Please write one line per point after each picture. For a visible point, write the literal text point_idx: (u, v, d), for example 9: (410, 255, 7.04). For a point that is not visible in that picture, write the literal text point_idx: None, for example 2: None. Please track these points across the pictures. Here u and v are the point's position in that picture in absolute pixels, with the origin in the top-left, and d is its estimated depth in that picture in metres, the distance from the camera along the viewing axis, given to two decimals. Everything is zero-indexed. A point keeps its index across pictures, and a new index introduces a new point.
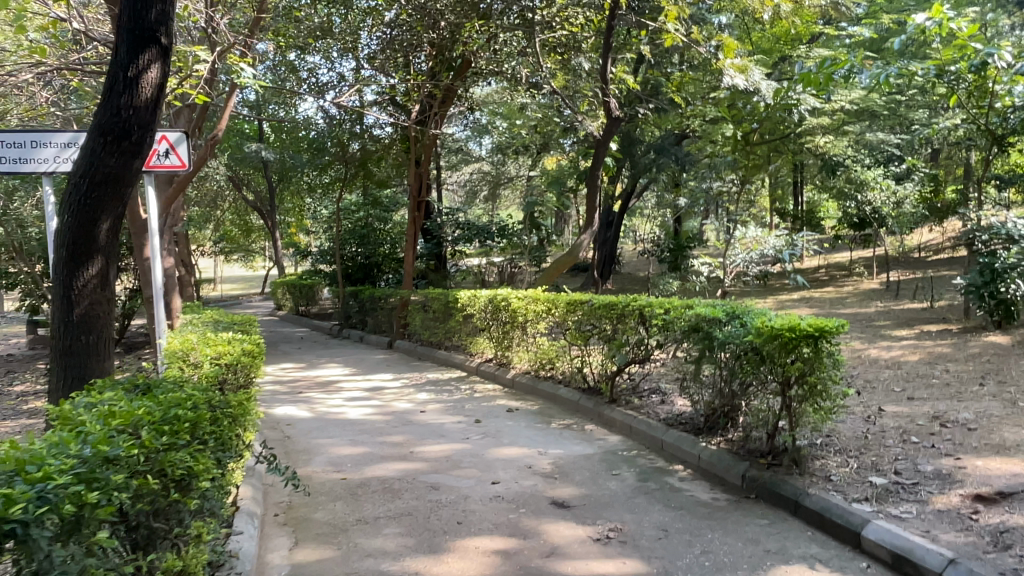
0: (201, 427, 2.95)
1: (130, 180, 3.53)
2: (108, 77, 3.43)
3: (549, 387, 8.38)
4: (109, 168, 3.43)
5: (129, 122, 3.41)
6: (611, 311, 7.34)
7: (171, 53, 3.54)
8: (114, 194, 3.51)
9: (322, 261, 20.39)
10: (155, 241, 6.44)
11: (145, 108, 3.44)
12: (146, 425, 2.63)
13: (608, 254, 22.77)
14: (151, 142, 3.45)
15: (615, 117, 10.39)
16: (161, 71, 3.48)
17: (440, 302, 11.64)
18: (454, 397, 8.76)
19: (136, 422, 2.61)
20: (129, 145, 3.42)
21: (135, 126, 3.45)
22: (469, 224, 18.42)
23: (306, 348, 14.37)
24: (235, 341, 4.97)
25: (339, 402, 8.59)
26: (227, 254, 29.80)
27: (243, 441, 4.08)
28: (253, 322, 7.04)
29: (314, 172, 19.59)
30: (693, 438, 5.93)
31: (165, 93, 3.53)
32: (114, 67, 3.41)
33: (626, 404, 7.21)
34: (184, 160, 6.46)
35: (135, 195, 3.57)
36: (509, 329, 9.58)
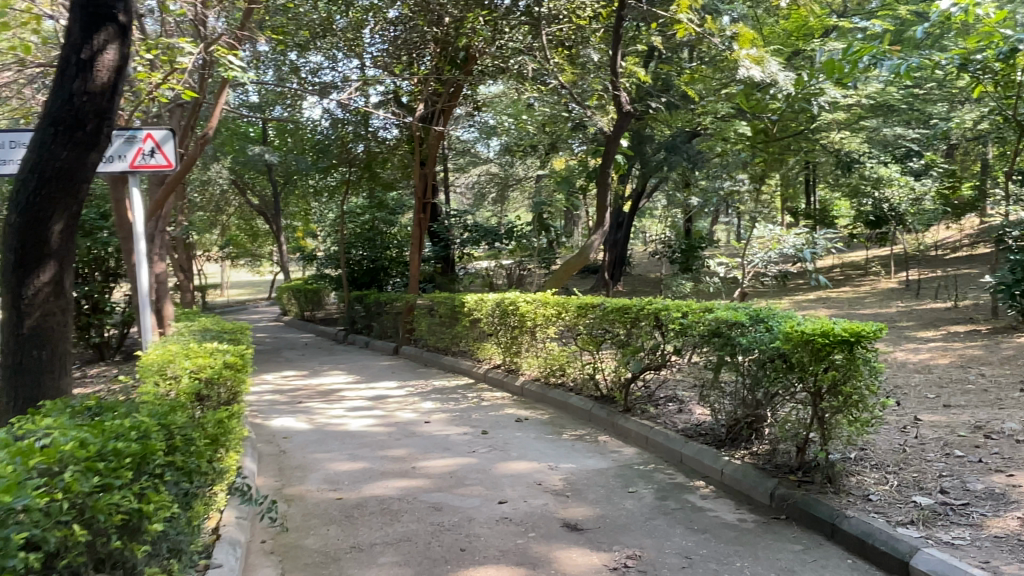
0: (152, 459, 2.52)
1: (84, 174, 3.43)
2: (61, 61, 3.36)
3: (560, 395, 7.98)
4: (60, 161, 3.32)
5: (82, 109, 3.33)
6: (625, 314, 6.93)
7: (129, 34, 3.47)
8: (67, 191, 3.39)
9: (327, 265, 20.09)
10: (142, 245, 6.09)
11: (100, 94, 3.36)
12: (76, 463, 2.22)
13: (619, 255, 22.37)
14: (105, 130, 3.37)
15: (628, 112, 9.96)
16: (118, 52, 3.41)
17: (446, 306, 11.26)
18: (460, 406, 8.36)
19: (64, 460, 2.21)
20: (83, 135, 3.34)
21: (89, 114, 3.36)
22: (477, 226, 18.06)
23: (309, 354, 14.05)
24: (218, 352, 4.59)
25: (340, 413, 8.21)
26: (234, 258, 29.61)
27: (219, 463, 3.68)
28: (244, 331, 6.71)
29: (319, 175, 19.27)
30: (715, 451, 5.51)
31: (123, 78, 3.46)
32: (68, 49, 3.35)
33: (641, 414, 6.79)
34: (171, 159, 6.12)
35: (89, 190, 3.46)
36: (518, 335, 9.18)
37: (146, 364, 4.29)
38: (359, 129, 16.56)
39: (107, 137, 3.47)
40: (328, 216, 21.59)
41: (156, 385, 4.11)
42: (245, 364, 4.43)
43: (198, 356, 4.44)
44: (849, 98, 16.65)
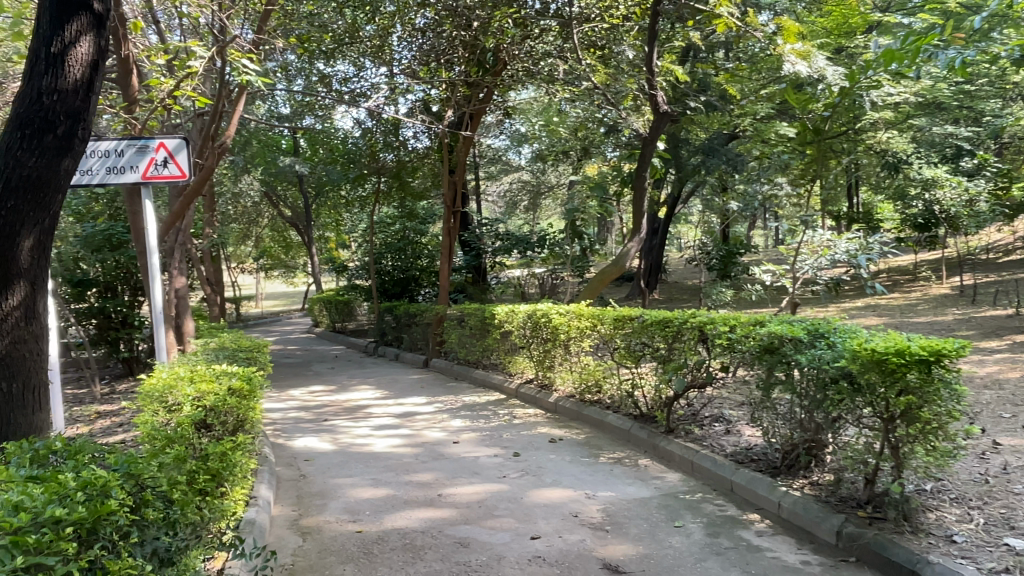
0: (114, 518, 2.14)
1: (56, 181, 3.17)
2: (30, 56, 3.14)
3: (596, 413, 7.52)
4: (29, 166, 3.07)
5: (52, 110, 3.11)
6: (667, 328, 6.45)
7: (105, 25, 3.28)
8: (37, 201, 3.12)
9: (358, 276, 19.90)
10: (154, 260, 5.82)
11: (73, 90, 3.15)
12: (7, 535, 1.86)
13: (654, 263, 21.80)
14: (79, 131, 3.14)
15: (664, 113, 9.47)
16: (91, 45, 3.22)
17: (476, 318, 10.86)
18: (491, 425, 7.94)
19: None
20: (53, 139, 3.12)
21: (61, 114, 3.14)
22: (509, 234, 17.68)
23: (339, 368, 13.78)
24: (223, 375, 4.22)
25: (365, 432, 7.85)
26: (267, 269, 29.71)
27: (215, 509, 3.29)
28: (261, 350, 6.40)
29: (349, 185, 19.07)
30: (770, 480, 5.02)
31: (98, 74, 3.26)
32: (37, 42, 3.14)
33: (685, 435, 6.30)
34: (184, 169, 5.93)
35: (63, 198, 3.20)
36: (550, 348, 8.73)
37: (146, 390, 3.93)
38: (389, 139, 16.34)
39: (79, 141, 3.25)
40: (358, 226, 21.42)
41: (156, 415, 3.76)
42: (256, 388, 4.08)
43: (203, 380, 4.08)
44: (897, 96, 15.91)
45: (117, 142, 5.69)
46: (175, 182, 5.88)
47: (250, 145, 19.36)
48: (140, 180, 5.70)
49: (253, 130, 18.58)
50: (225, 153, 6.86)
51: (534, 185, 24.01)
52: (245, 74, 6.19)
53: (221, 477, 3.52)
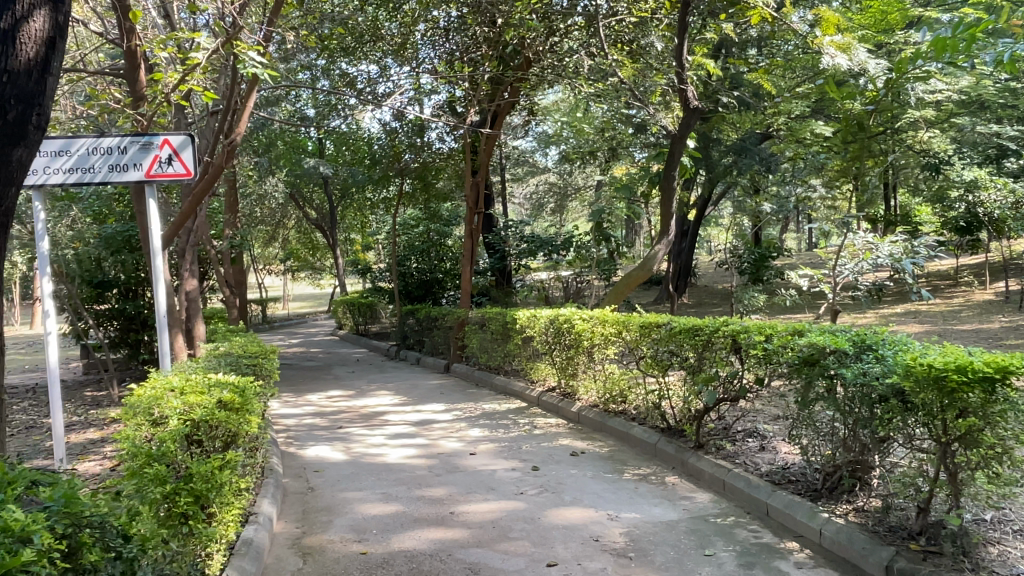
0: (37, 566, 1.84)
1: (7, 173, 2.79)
2: None
3: (621, 425, 7.14)
4: None
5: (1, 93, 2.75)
6: (696, 337, 6.05)
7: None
8: None
9: (381, 279, 19.72)
10: (158, 262, 5.59)
11: (23, 71, 2.79)
12: None
13: (683, 266, 21.28)
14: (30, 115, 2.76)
15: (695, 109, 9.00)
16: (48, 20, 2.86)
17: (497, 322, 10.52)
18: (510, 435, 7.59)
19: None
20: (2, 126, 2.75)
21: (11, 99, 2.77)
22: (534, 236, 17.34)
23: (359, 372, 13.56)
24: (215, 387, 3.93)
25: (380, 441, 7.55)
26: (294, 271, 29.75)
27: (187, 541, 3.00)
28: (269, 357, 6.15)
29: (373, 186, 18.87)
30: (810, 505, 4.62)
31: (56, 54, 2.90)
32: None
33: (716, 451, 5.91)
34: (190, 167, 5.69)
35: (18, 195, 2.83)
36: (573, 355, 8.37)
37: (131, 401, 3.66)
38: (413, 140, 16.13)
39: (35, 130, 2.87)
40: (383, 228, 21.27)
41: (140, 428, 3.49)
42: (249, 401, 3.79)
43: (193, 391, 3.79)
44: (940, 93, 15.23)
45: (120, 139, 5.48)
46: (180, 180, 5.65)
47: (275, 146, 19.31)
48: (144, 178, 5.53)
49: (277, 131, 18.51)
50: (235, 151, 6.61)
51: (561, 187, 23.67)
52: (252, 66, 5.88)
53: (206, 499, 3.23)
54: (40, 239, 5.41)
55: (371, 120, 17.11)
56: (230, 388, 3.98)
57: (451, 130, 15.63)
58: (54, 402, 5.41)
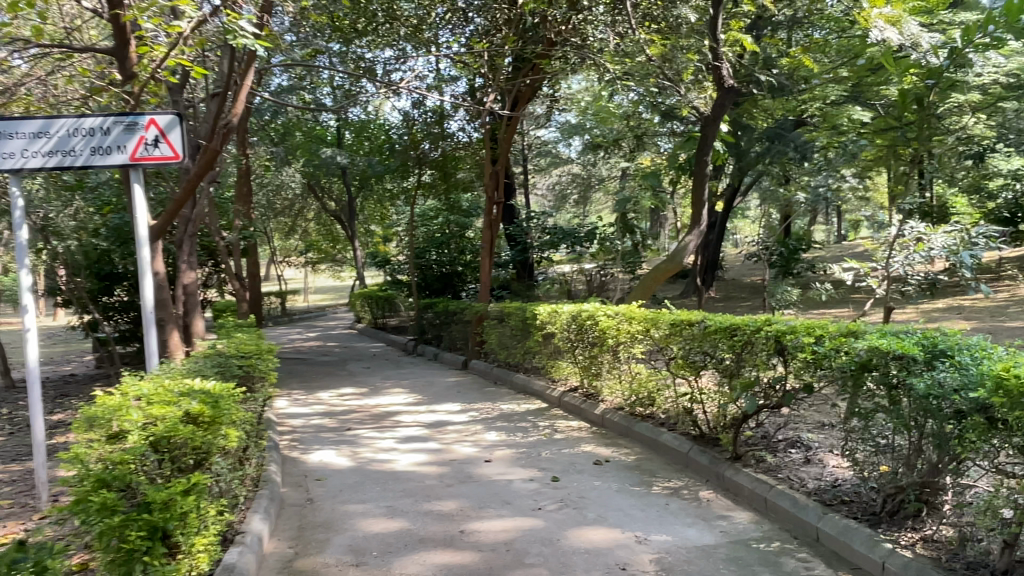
0: None
1: None
2: None
3: (650, 431, 6.58)
4: None
5: None
6: (735, 337, 5.47)
7: None
8: None
9: (400, 271, 19.29)
10: (144, 253, 5.13)
11: None
12: None
13: (711, 259, 20.57)
14: None
15: (729, 88, 8.33)
16: None
17: (517, 317, 9.97)
18: (528, 440, 7.05)
19: None
20: None
21: None
22: (556, 228, 16.76)
23: (374, 367, 13.11)
24: (187, 394, 3.42)
25: (389, 445, 7.06)
26: (314, 263, 29.45)
27: None
28: (266, 356, 5.68)
29: (391, 176, 18.40)
30: (869, 532, 4.05)
31: None
32: None
33: (756, 464, 5.33)
34: (178, 149, 5.20)
35: None
36: (596, 353, 7.81)
37: (87, 411, 3.15)
38: (432, 129, 15.62)
39: None
40: (402, 220, 20.82)
41: (93, 445, 2.98)
42: (225, 412, 3.28)
43: (161, 400, 3.28)
44: (988, 75, 14.35)
45: (102, 118, 5.00)
46: (167, 164, 5.15)
47: (292, 136, 18.94)
48: (128, 161, 5.04)
49: (293, 120, 18.10)
50: (232, 135, 6.15)
51: (584, 177, 23.03)
52: (243, 36, 5.38)
53: (164, 533, 2.74)
54: (17, 228, 4.97)
55: (389, 108, 16.63)
56: (205, 394, 3.46)
57: (471, 117, 15.07)
58: (35, 403, 4.95)
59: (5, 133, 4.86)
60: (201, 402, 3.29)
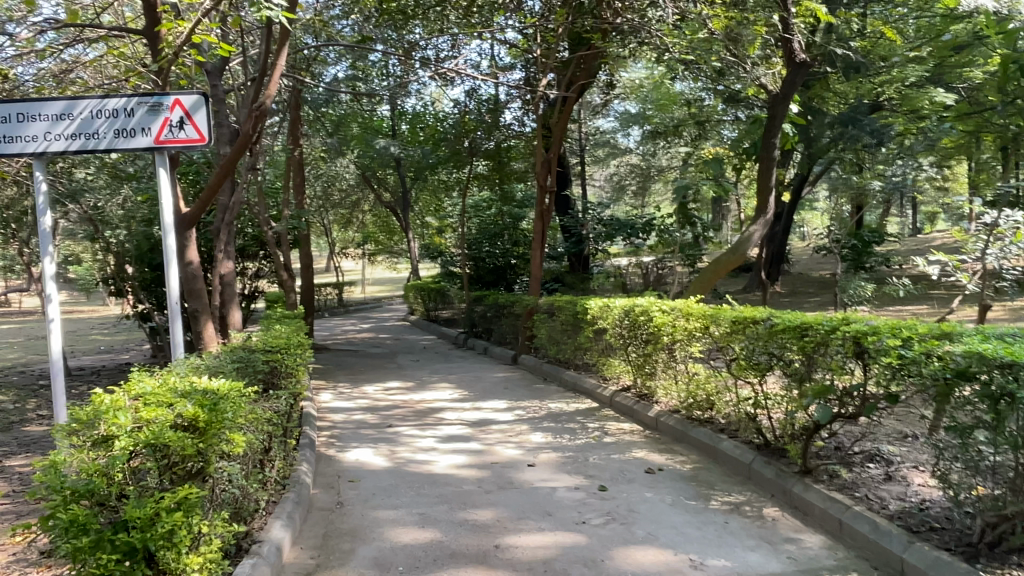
0: None
1: None
2: None
3: (709, 437, 6.05)
4: None
5: None
6: (805, 338, 4.89)
7: None
8: None
9: (453, 263, 19.04)
10: (171, 240, 4.88)
11: None
12: None
13: (777, 252, 19.63)
14: None
15: (801, 63, 7.64)
16: None
17: (567, 312, 9.50)
18: (576, 443, 6.59)
19: None
20: None
21: None
22: (612, 219, 16.21)
23: (424, 361, 12.85)
24: (186, 394, 3.09)
25: (429, 444, 6.70)
26: (371, 255, 29.57)
27: None
28: (295, 350, 5.39)
29: (444, 167, 18.13)
30: (968, 569, 3.46)
31: None
32: None
33: (828, 480, 4.76)
34: (203, 132, 4.97)
35: None
36: (651, 352, 7.28)
37: (75, 413, 2.87)
38: (485, 118, 15.23)
39: None
40: (456, 211, 20.55)
41: (76, 453, 2.68)
42: (224, 415, 2.95)
43: (156, 400, 2.97)
44: None
45: (127, 99, 4.78)
46: (193, 147, 4.93)
47: (347, 127, 18.86)
48: (153, 144, 4.82)
49: (348, 110, 18.01)
50: (265, 116, 5.87)
51: (643, 167, 22.31)
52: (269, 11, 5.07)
53: (144, 555, 2.45)
54: (42, 214, 4.79)
55: (443, 97, 16.33)
56: (206, 393, 3.14)
57: (525, 104, 14.62)
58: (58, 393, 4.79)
59: (28, 115, 4.65)
60: (199, 403, 2.97)
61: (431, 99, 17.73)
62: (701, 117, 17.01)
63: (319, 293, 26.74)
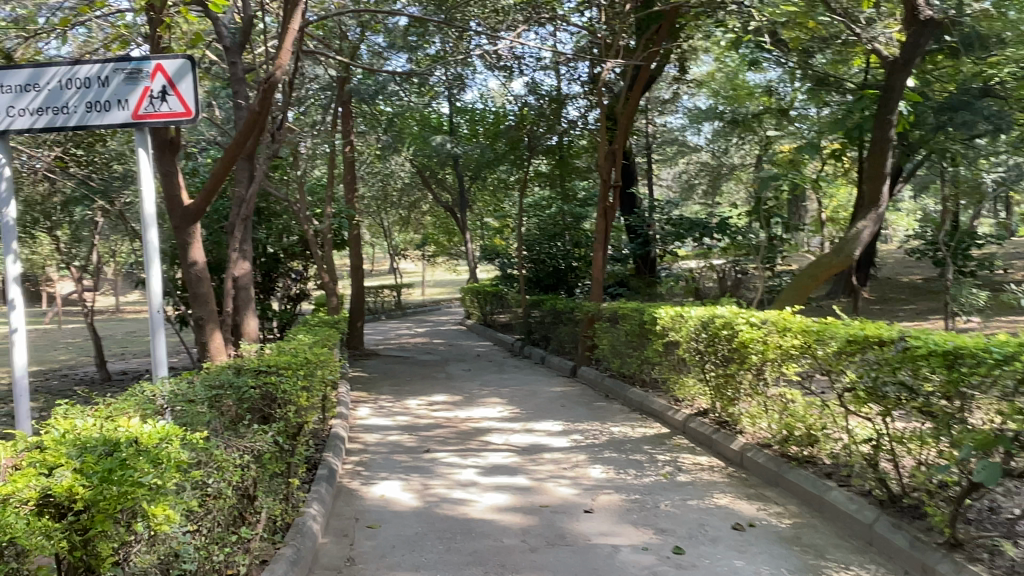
0: None
1: None
2: None
3: (814, 484, 4.87)
4: None
5: None
6: (957, 369, 3.73)
7: None
8: None
9: (511, 265, 18.09)
10: (152, 236, 4.04)
11: None
12: None
13: (864, 255, 17.86)
14: None
15: (925, 21, 6.35)
16: None
17: (633, 322, 8.36)
18: (644, 482, 5.49)
19: None
20: None
21: None
22: (681, 219, 14.88)
23: (476, 370, 11.89)
24: (90, 449, 2.21)
25: (469, 477, 5.71)
26: (431, 257, 28.94)
27: None
28: (304, 370, 4.53)
29: (501, 164, 17.20)
30: None
31: None
32: None
33: (990, 561, 3.54)
34: (188, 105, 4.07)
35: None
36: (732, 371, 6.11)
37: None
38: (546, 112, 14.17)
39: None
40: (516, 211, 19.54)
41: None
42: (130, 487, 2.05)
43: (34, 460, 2.13)
44: None
45: (99, 66, 3.95)
46: (178, 122, 4.07)
47: (402, 123, 18.12)
48: (130, 119, 3.98)
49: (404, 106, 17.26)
50: (274, 90, 5.00)
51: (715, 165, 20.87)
52: None
53: None
54: (2, 204, 3.77)
55: (501, 91, 15.37)
56: (112, 446, 2.24)
57: (589, 93, 13.49)
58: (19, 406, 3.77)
59: None
60: (89, 468, 2.09)
61: (489, 93, 16.81)
62: (782, 108, 15.61)
63: (376, 296, 26.18)
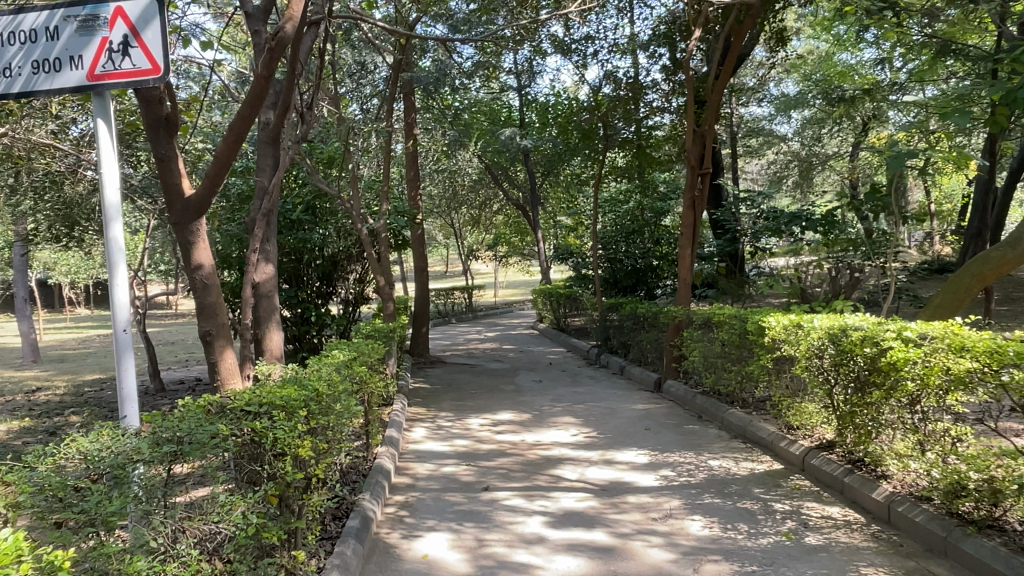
0: None
1: None
2: None
3: (1007, 563, 3.51)
4: None
5: None
6: None
7: None
8: None
9: (586, 265, 16.91)
10: (115, 229, 2.81)
11: None
12: None
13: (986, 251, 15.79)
14: None
15: None
16: None
17: (732, 330, 7.04)
18: (761, 545, 4.21)
19: None
20: None
21: None
22: (775, 211, 13.29)
23: (549, 381, 10.77)
24: None
25: (535, 530, 4.58)
26: (503, 258, 27.98)
27: None
28: (314, 405, 3.53)
29: (574, 157, 16.02)
30: None
31: None
32: None
33: None
34: (157, 60, 2.84)
35: None
36: (872, 397, 4.76)
37: None
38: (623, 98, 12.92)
39: None
40: (590, 207, 18.31)
41: None
42: None
43: None
44: None
45: (44, 13, 2.84)
46: (147, 85, 2.87)
47: (469, 117, 17.21)
48: (85, 82, 2.81)
49: (471, 99, 16.36)
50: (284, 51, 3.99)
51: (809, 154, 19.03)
52: None
53: None
54: None
55: (573, 80, 14.23)
56: None
57: (671, 77, 12.15)
58: None
59: None
60: None
61: (560, 82, 15.66)
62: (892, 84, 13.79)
63: (447, 299, 25.42)
